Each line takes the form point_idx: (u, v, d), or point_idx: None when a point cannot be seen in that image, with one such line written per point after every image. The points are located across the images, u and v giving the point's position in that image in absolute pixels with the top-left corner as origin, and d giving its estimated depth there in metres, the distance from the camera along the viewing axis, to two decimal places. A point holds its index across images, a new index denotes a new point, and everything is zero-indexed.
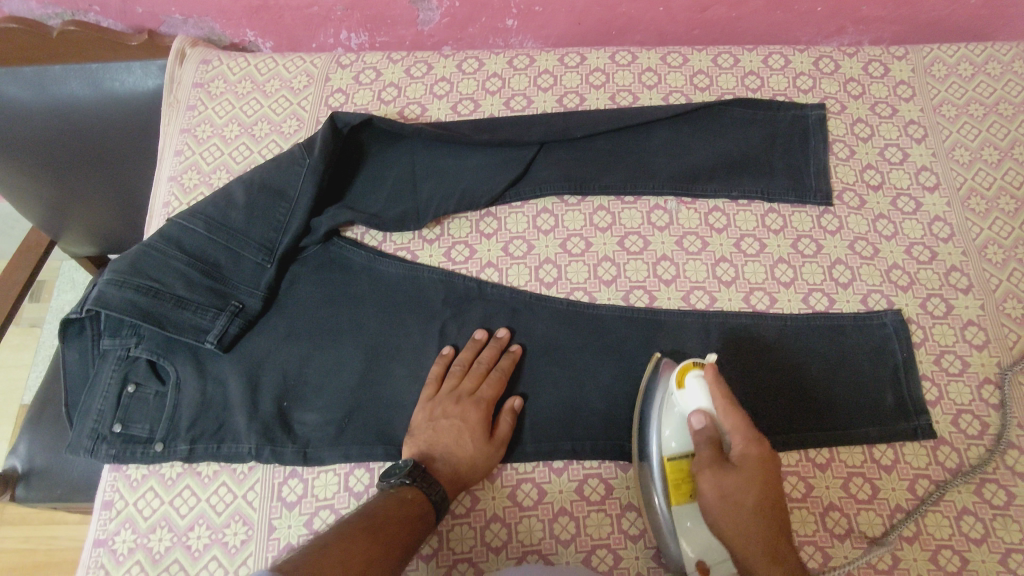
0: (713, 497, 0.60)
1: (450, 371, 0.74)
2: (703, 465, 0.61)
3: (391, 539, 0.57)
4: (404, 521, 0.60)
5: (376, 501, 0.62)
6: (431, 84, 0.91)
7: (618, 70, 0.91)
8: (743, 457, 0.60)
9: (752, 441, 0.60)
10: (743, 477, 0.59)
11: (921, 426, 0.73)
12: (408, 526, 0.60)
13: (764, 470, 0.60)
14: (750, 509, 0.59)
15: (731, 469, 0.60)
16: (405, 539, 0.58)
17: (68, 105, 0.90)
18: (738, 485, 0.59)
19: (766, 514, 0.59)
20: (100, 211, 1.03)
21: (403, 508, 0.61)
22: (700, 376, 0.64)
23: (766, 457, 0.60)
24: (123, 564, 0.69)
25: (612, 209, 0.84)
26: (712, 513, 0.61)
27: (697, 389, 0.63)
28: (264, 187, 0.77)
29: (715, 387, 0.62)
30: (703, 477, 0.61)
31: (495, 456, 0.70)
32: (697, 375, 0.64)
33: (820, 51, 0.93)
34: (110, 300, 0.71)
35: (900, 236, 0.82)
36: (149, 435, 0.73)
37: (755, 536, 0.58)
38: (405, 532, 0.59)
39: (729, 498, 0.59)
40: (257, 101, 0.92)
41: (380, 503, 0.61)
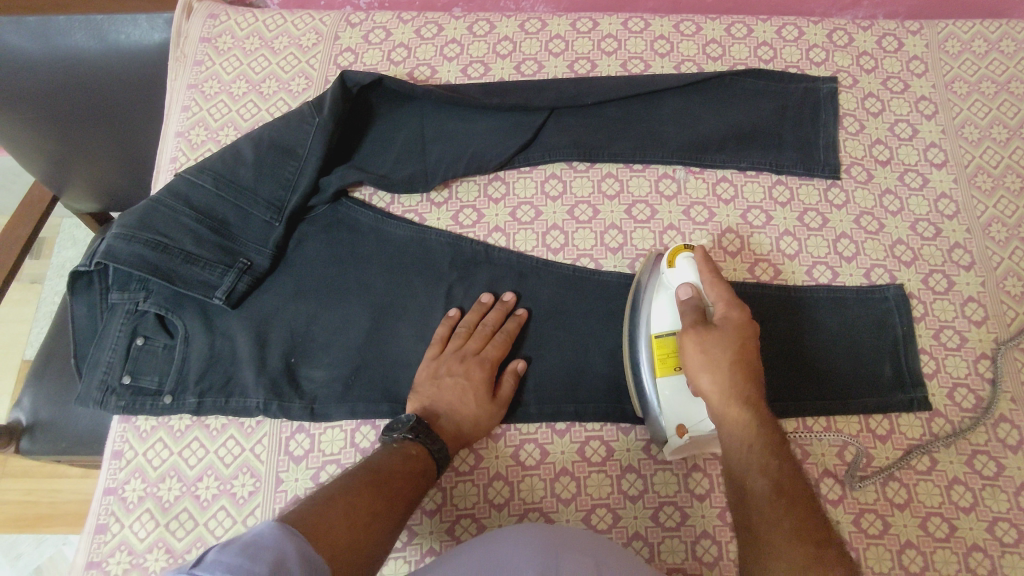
0: (694, 352, 0.62)
1: (456, 331, 0.75)
2: (686, 327, 0.64)
3: (397, 493, 0.58)
4: (407, 476, 0.61)
5: (379, 455, 0.62)
6: (441, 46, 0.90)
7: (631, 37, 0.90)
8: (724, 319, 0.62)
9: (734, 306, 0.63)
10: (723, 332, 0.61)
11: (917, 397, 0.74)
12: (410, 480, 0.61)
13: (744, 329, 0.61)
14: (728, 361, 0.59)
15: (712, 328, 0.62)
16: (409, 496, 0.59)
17: (73, 57, 0.88)
18: (717, 339, 0.61)
19: (745, 368, 0.60)
20: (103, 165, 1.02)
21: (405, 463, 0.62)
22: (690, 257, 0.69)
23: (745, 320, 0.62)
24: (133, 512, 0.70)
25: (621, 177, 0.84)
26: (692, 373, 0.62)
27: (686, 267, 0.69)
28: (272, 145, 0.77)
29: (702, 263, 0.68)
30: (686, 338, 0.63)
31: (497, 415, 0.71)
32: (687, 256, 0.70)
33: (834, 23, 0.92)
34: (119, 253, 0.71)
35: (905, 212, 0.83)
36: (158, 387, 0.74)
37: (733, 386, 0.59)
38: (409, 489, 0.60)
39: (710, 351, 0.60)
40: (264, 58, 0.91)
41: (384, 457, 0.62)
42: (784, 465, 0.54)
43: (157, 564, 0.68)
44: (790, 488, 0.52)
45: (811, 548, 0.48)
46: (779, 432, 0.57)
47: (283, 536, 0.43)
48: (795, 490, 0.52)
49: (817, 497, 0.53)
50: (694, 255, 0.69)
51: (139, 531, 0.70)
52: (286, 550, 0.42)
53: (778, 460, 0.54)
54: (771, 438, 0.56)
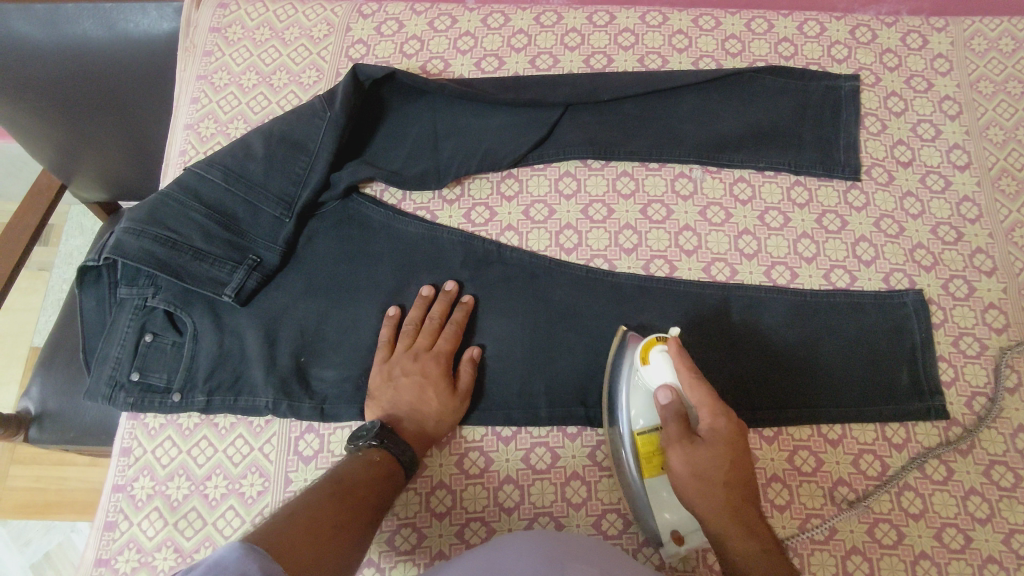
0: (686, 472, 0.59)
1: (403, 330, 0.74)
2: (673, 441, 0.60)
3: (362, 502, 0.58)
4: (373, 483, 0.60)
5: (343, 464, 0.62)
6: (454, 39, 0.89)
7: (648, 31, 0.88)
8: (712, 433, 0.59)
9: (720, 416, 0.59)
10: (714, 452, 0.59)
11: (934, 406, 0.73)
12: (377, 488, 0.60)
13: (732, 443, 0.59)
14: (722, 484, 0.58)
15: (700, 445, 0.59)
16: (374, 502, 0.59)
17: (81, 46, 0.87)
18: (709, 460, 0.59)
19: (739, 489, 0.59)
20: (112, 154, 1.01)
21: (371, 470, 0.61)
22: (664, 349, 0.63)
23: (733, 430, 0.60)
24: (142, 509, 0.70)
25: (636, 176, 0.82)
26: (686, 493, 0.60)
27: (662, 363, 0.62)
28: (283, 139, 0.76)
29: (679, 360, 0.61)
30: (674, 454, 0.60)
31: (461, 407, 0.71)
32: (661, 350, 0.63)
33: (858, 19, 0.90)
34: (127, 249, 0.70)
35: (926, 215, 0.81)
36: (167, 384, 0.73)
37: (729, 510, 0.58)
38: (374, 495, 0.60)
39: (703, 475, 0.59)
40: (275, 49, 0.89)
41: (348, 466, 0.61)
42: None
43: (165, 564, 0.68)
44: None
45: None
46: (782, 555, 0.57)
47: (245, 556, 0.41)
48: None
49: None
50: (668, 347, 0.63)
51: (147, 529, 0.69)
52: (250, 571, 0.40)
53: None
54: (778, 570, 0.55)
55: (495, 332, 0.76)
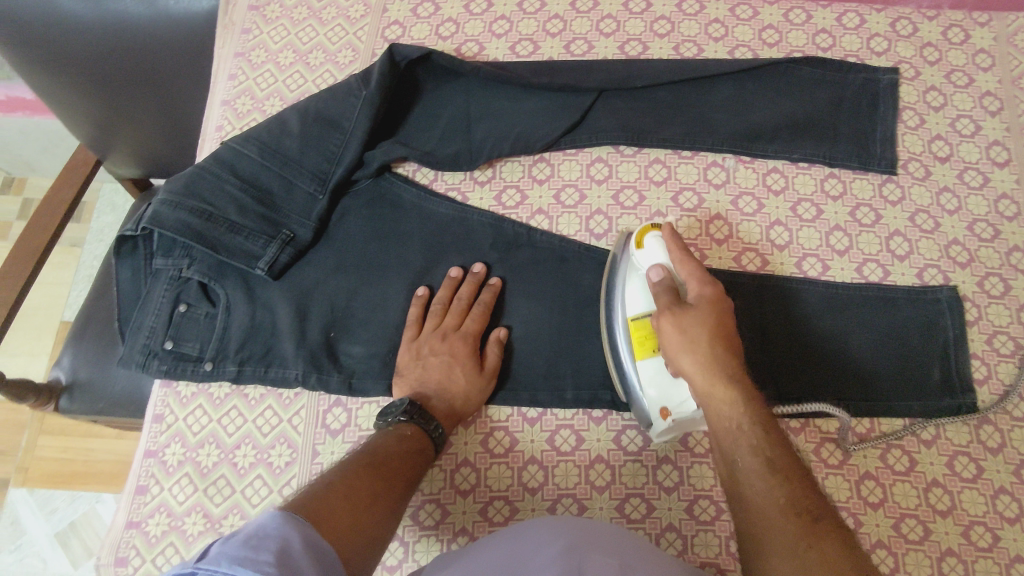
0: (673, 333, 0.60)
1: (431, 310, 0.74)
2: (662, 308, 0.62)
3: (394, 474, 0.59)
4: (406, 457, 0.61)
5: (376, 439, 0.62)
6: (489, 22, 0.89)
7: (685, 19, 0.88)
8: (699, 298, 0.62)
9: (707, 284, 0.62)
10: (699, 311, 0.60)
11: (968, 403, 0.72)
12: (409, 461, 0.61)
13: (718, 306, 0.61)
14: (707, 338, 0.59)
15: (687, 306, 0.61)
16: (407, 475, 0.60)
17: (122, 22, 0.87)
18: (695, 318, 0.60)
19: (725, 346, 0.59)
20: (148, 130, 1.03)
21: (403, 445, 0.62)
22: (658, 236, 0.68)
23: (720, 297, 0.62)
24: (173, 475, 0.71)
25: (669, 163, 0.82)
26: (673, 354, 0.61)
27: (655, 247, 0.67)
28: (318, 116, 0.77)
29: (670, 239, 0.66)
30: (662, 319, 0.62)
31: (487, 387, 0.71)
32: (654, 236, 0.68)
33: (899, 12, 0.89)
34: (165, 219, 0.71)
35: (963, 211, 0.80)
36: (199, 353, 0.74)
37: (714, 363, 0.58)
38: (407, 468, 0.60)
39: (688, 331, 0.59)
40: (312, 29, 0.90)
41: (381, 440, 0.62)
42: (774, 441, 0.54)
43: (194, 528, 0.69)
44: (779, 457, 0.53)
45: (804, 506, 0.49)
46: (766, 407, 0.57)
47: (286, 525, 0.43)
48: (781, 457, 0.53)
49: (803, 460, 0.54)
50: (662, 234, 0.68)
51: (177, 494, 0.70)
52: (290, 538, 0.43)
53: (766, 435, 0.54)
54: (757, 417, 0.55)
55: (523, 313, 0.76)
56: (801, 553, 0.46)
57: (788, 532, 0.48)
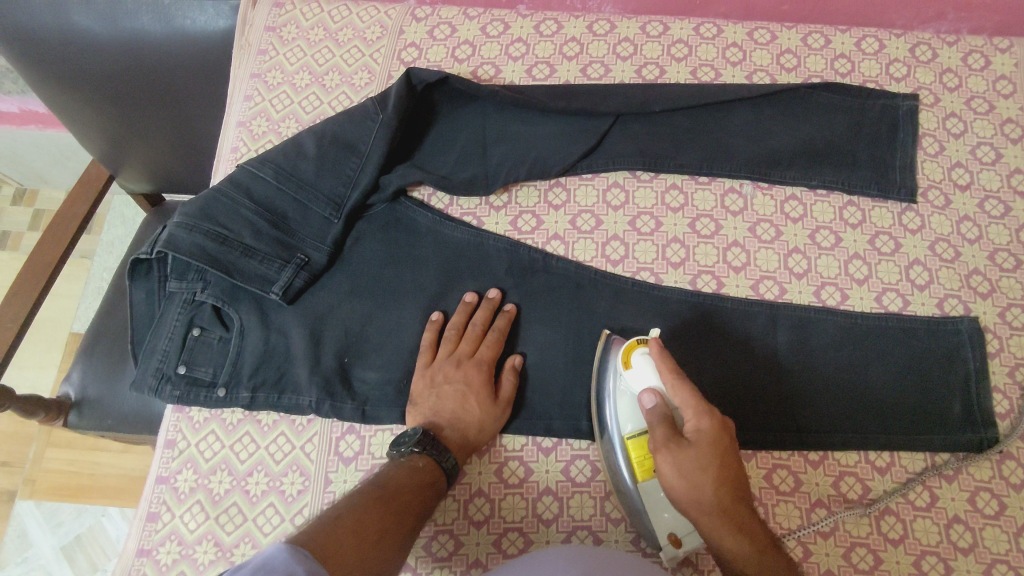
0: (674, 476, 0.56)
1: (445, 336, 0.74)
2: (659, 444, 0.58)
3: (405, 507, 0.58)
4: (417, 490, 0.60)
5: (388, 470, 0.62)
6: (506, 45, 0.88)
7: (702, 43, 0.88)
8: (697, 433, 0.57)
9: (703, 415, 0.58)
10: (700, 452, 0.56)
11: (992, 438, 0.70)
12: (420, 494, 0.60)
13: (719, 440, 0.57)
14: (711, 485, 0.55)
15: (685, 446, 0.57)
16: (417, 509, 0.59)
17: (138, 40, 0.87)
18: (695, 462, 0.56)
19: (730, 489, 0.56)
20: (162, 146, 1.03)
21: (415, 477, 0.62)
22: (646, 353, 0.64)
23: (718, 429, 0.57)
24: (184, 502, 0.71)
25: (685, 189, 0.81)
26: (677, 498, 0.57)
27: (644, 366, 0.64)
28: (335, 140, 0.77)
29: (659, 360, 0.61)
30: (660, 458, 0.58)
31: (502, 416, 0.70)
32: (642, 352, 0.65)
33: (918, 37, 0.88)
34: (180, 243, 0.71)
35: (984, 241, 0.79)
36: (212, 378, 0.74)
37: (721, 513, 0.55)
38: (418, 501, 0.60)
39: (690, 476, 0.56)
40: (328, 50, 0.90)
41: (393, 472, 0.61)
42: None
43: (205, 557, 0.68)
44: None
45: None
46: (782, 554, 0.55)
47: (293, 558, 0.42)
48: None
49: None
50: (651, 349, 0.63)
51: (189, 522, 0.70)
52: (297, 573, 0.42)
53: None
54: (775, 572, 0.53)
55: (539, 341, 0.75)
56: None
57: None
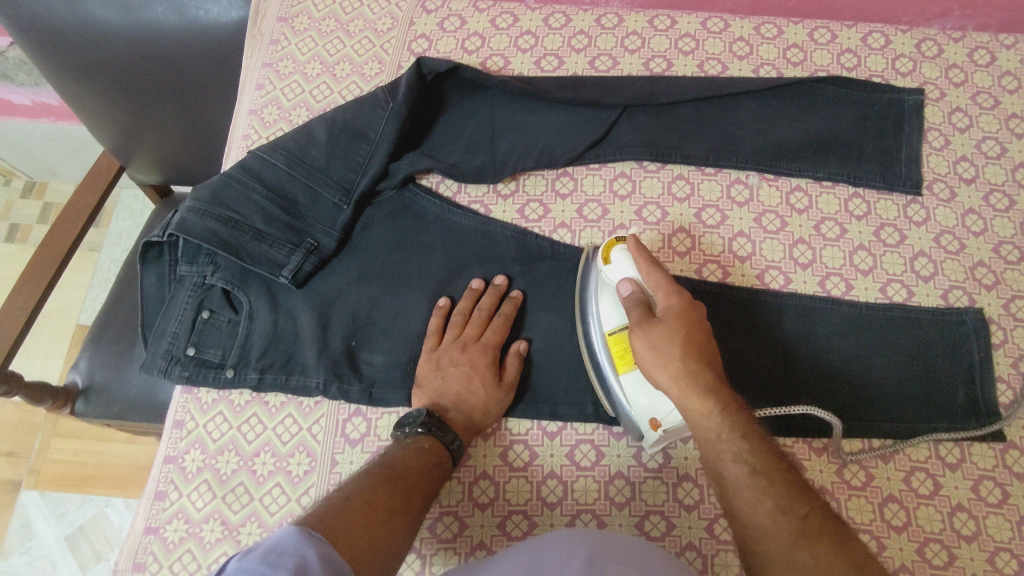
0: (644, 349, 0.60)
1: (452, 321, 0.74)
2: (632, 324, 0.62)
3: (413, 488, 0.58)
4: (423, 471, 0.61)
5: (395, 451, 0.63)
6: (515, 37, 0.90)
7: (709, 37, 0.88)
8: (667, 309, 0.60)
9: (673, 294, 0.61)
10: (666, 325, 0.59)
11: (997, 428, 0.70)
12: (427, 475, 0.61)
13: (688, 314, 0.60)
14: (678, 352, 0.58)
15: (655, 321, 0.60)
16: (424, 489, 0.59)
17: (152, 31, 0.88)
18: (663, 331, 0.59)
19: (697, 356, 0.58)
20: (172, 136, 1.04)
21: (422, 458, 0.62)
22: (625, 249, 0.67)
23: (687, 305, 0.60)
24: (192, 481, 0.71)
25: (692, 180, 0.82)
26: (649, 371, 0.60)
27: (621, 260, 0.67)
28: (345, 127, 0.77)
29: (635, 252, 0.65)
30: (634, 336, 0.61)
31: (507, 400, 0.71)
32: (621, 249, 0.67)
33: (924, 33, 0.89)
34: (191, 226, 0.72)
35: (989, 233, 0.79)
36: (221, 360, 0.74)
37: (689, 377, 0.57)
38: (424, 481, 0.60)
39: (657, 346, 0.59)
40: (339, 40, 0.91)
41: (399, 453, 0.62)
42: (761, 454, 0.54)
43: (212, 535, 0.69)
44: (766, 469, 0.53)
45: (795, 514, 0.51)
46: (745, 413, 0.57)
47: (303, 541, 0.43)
48: (768, 465, 0.54)
49: (792, 466, 0.55)
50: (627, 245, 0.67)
51: (196, 501, 0.70)
52: (307, 555, 0.42)
53: (749, 448, 0.54)
54: (737, 424, 0.55)
55: (544, 327, 0.76)
56: (794, 556, 0.49)
57: (784, 547, 0.50)
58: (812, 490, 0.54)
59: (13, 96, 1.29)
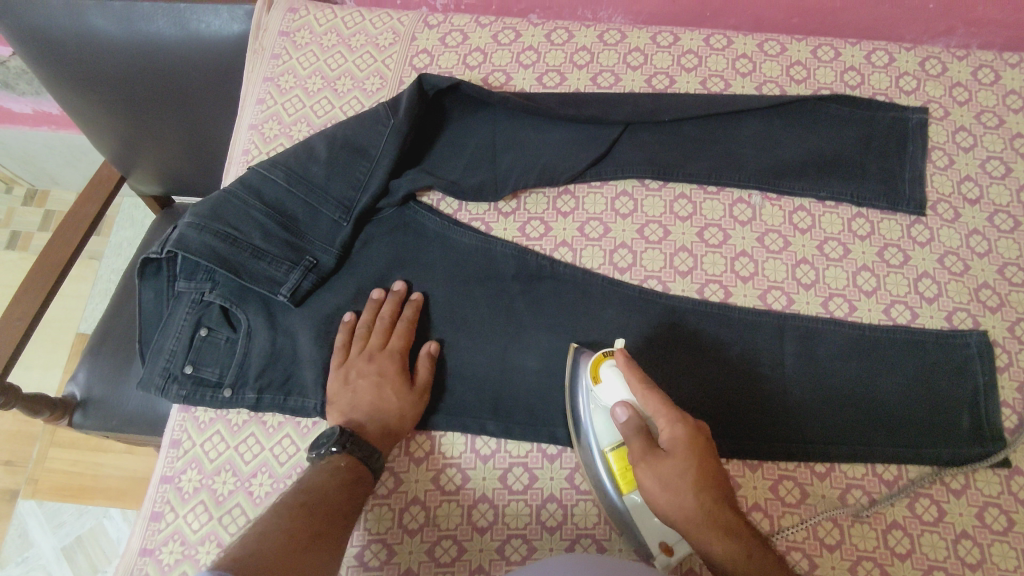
0: (655, 488, 0.56)
1: (357, 333, 0.74)
2: (636, 457, 0.58)
3: (333, 508, 0.58)
4: (342, 488, 0.61)
5: (310, 476, 0.61)
6: (517, 53, 0.89)
7: (712, 54, 0.88)
8: (673, 441, 0.57)
9: (678, 422, 0.57)
10: (676, 461, 0.56)
11: (1003, 453, 0.70)
12: (346, 492, 0.61)
13: (696, 446, 0.57)
14: (693, 493, 0.55)
15: (663, 455, 0.57)
16: (345, 505, 0.59)
17: (153, 44, 0.88)
18: (674, 471, 0.56)
19: (711, 493, 0.55)
20: (173, 148, 1.04)
21: (339, 477, 0.62)
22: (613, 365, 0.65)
23: (693, 435, 0.57)
24: (188, 502, 0.70)
25: (694, 199, 0.81)
26: (664, 512, 0.57)
27: (613, 378, 0.65)
28: (346, 143, 0.77)
29: (627, 369, 0.61)
30: (640, 471, 0.58)
31: (423, 403, 0.71)
32: (610, 365, 0.65)
33: (928, 51, 0.88)
34: (189, 243, 0.71)
35: (993, 254, 0.78)
36: (218, 379, 0.74)
37: (709, 520, 0.54)
38: (345, 498, 0.60)
39: (670, 487, 0.55)
40: (341, 55, 0.91)
41: (315, 477, 0.61)
42: None
43: (208, 557, 0.68)
44: None
45: None
46: (771, 551, 0.54)
47: None
48: None
49: None
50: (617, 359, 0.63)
51: (192, 522, 0.70)
52: None
53: None
54: (768, 570, 0.53)
55: (545, 347, 0.75)
56: None
57: None
58: None
59: (14, 105, 1.29)
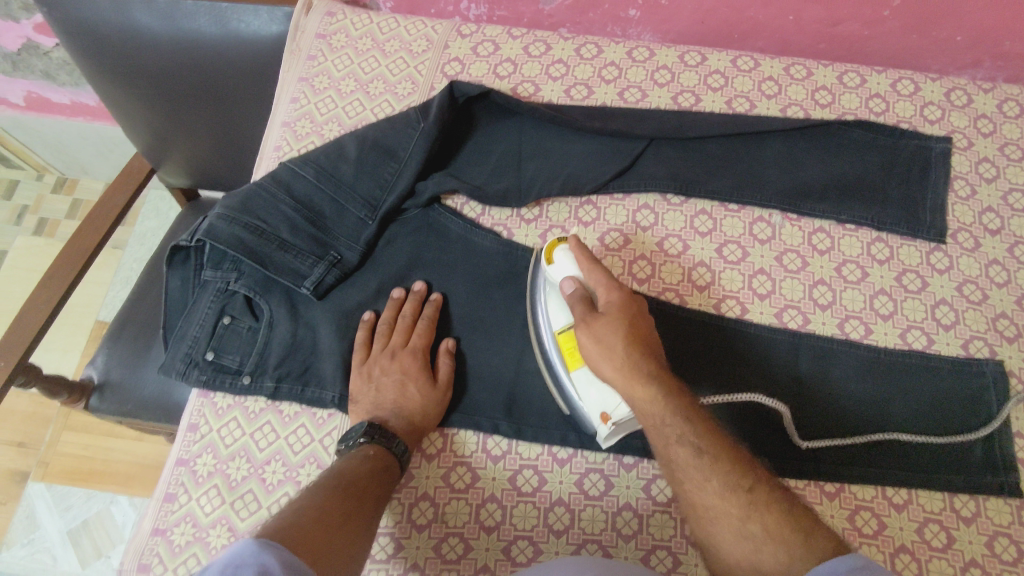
0: (590, 344, 0.64)
1: (378, 331, 0.76)
2: (576, 320, 0.65)
3: (365, 492, 0.59)
4: (373, 475, 0.62)
5: (340, 463, 0.62)
6: (547, 65, 0.91)
7: (739, 75, 0.89)
8: (609, 306, 0.65)
9: (615, 291, 0.66)
10: (609, 319, 0.63)
11: (991, 424, 0.72)
12: (376, 479, 0.62)
13: (628, 310, 0.65)
14: (621, 344, 0.62)
15: (599, 316, 0.64)
16: (376, 491, 0.61)
17: (194, 41, 0.91)
18: (607, 327, 0.63)
19: (638, 345, 0.62)
20: (203, 142, 1.07)
21: (369, 464, 0.63)
22: (566, 249, 0.70)
23: (627, 303, 0.65)
24: (201, 486, 0.72)
25: (715, 216, 0.82)
26: (595, 365, 0.64)
27: (564, 260, 0.69)
28: (376, 144, 0.79)
29: (577, 252, 0.69)
30: (579, 331, 0.65)
31: (444, 399, 0.72)
32: (563, 249, 0.70)
33: (953, 82, 0.89)
34: (219, 233, 0.73)
35: (1012, 285, 0.79)
36: (238, 367, 0.75)
37: (634, 366, 0.61)
38: (375, 484, 0.61)
39: (602, 340, 0.63)
40: (375, 59, 0.93)
41: (345, 464, 0.62)
42: (705, 432, 0.58)
43: (218, 541, 0.69)
44: (709, 442, 0.57)
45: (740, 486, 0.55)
46: (683, 394, 0.61)
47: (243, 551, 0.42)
48: (712, 444, 0.57)
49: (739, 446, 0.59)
50: (569, 245, 0.70)
51: (204, 505, 0.71)
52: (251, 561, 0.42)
53: (692, 427, 0.58)
54: (679, 405, 0.59)
55: None
56: (742, 525, 0.53)
57: (732, 517, 0.54)
58: (753, 463, 0.58)
59: (53, 94, 1.33)
